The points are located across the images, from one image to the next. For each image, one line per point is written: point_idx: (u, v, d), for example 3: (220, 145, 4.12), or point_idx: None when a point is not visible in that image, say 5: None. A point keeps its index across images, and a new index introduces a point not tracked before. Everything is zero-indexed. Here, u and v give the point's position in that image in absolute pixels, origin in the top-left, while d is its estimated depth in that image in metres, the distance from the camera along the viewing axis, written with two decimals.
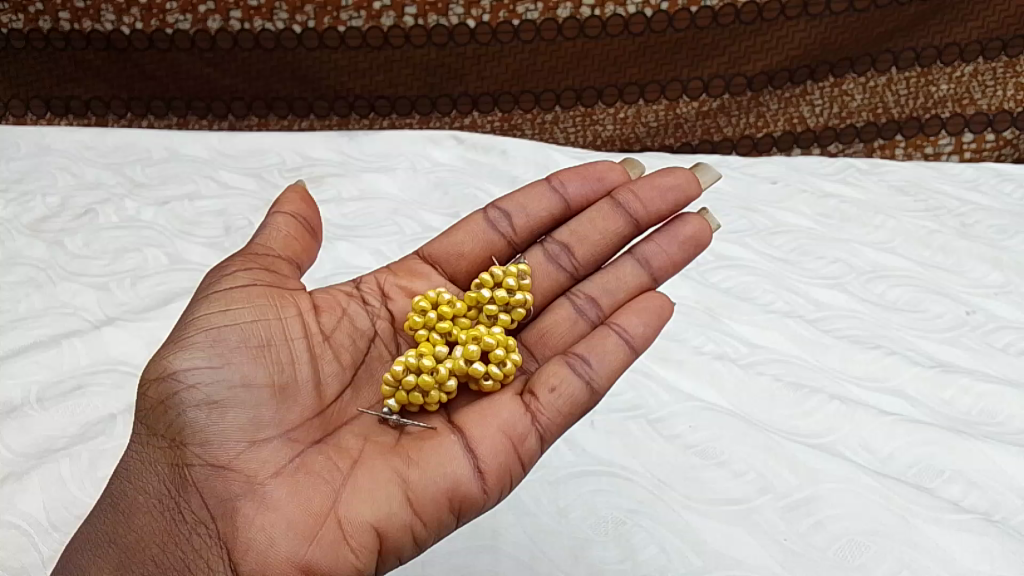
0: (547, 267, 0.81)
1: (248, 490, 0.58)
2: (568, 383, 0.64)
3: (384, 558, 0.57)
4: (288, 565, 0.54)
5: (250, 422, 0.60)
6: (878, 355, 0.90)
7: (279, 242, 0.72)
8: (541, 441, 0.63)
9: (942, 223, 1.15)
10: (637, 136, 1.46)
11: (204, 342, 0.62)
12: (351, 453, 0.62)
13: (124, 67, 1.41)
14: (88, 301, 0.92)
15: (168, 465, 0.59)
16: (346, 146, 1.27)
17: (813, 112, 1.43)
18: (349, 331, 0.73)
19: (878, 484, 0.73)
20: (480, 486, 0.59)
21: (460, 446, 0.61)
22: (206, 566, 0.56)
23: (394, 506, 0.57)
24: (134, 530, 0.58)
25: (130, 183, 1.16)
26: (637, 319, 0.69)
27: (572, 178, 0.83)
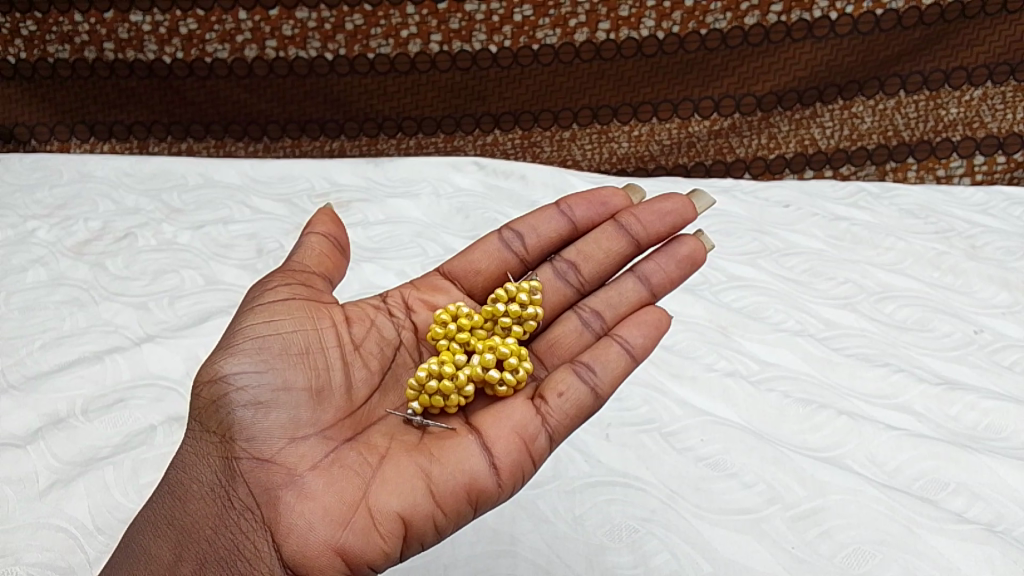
0: (555, 283, 0.86)
1: (288, 482, 0.62)
2: (574, 388, 0.69)
3: (410, 545, 0.61)
4: (324, 547, 0.58)
5: (290, 421, 0.65)
6: (886, 372, 0.92)
7: (313, 258, 0.77)
8: (550, 440, 0.66)
9: (951, 245, 1.18)
10: (651, 153, 1.50)
11: (249, 348, 0.67)
12: (378, 450, 0.67)
13: (164, 94, 1.48)
14: (128, 319, 0.97)
15: (218, 456, 0.64)
16: (372, 172, 1.32)
17: (824, 133, 1.46)
18: (377, 340, 0.78)
19: (883, 496, 0.76)
20: (495, 480, 0.63)
21: (477, 444, 0.65)
22: (252, 548, 0.60)
23: (418, 497, 0.61)
24: (188, 515, 0.62)
25: (167, 207, 1.21)
26: (638, 331, 0.74)
27: (580, 203, 0.89)
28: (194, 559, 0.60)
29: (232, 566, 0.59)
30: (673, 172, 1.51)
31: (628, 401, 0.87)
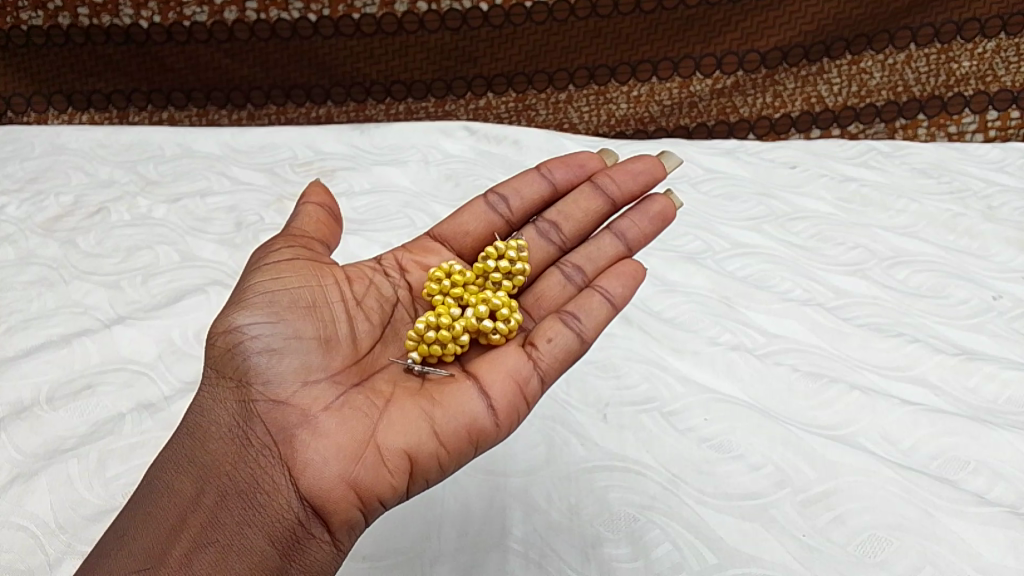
0: (539, 243, 0.83)
1: (303, 422, 0.60)
2: (563, 335, 0.68)
3: (416, 483, 0.60)
4: (338, 482, 0.57)
5: (303, 365, 0.63)
6: (900, 342, 0.87)
7: (313, 222, 0.73)
8: (543, 384, 0.66)
9: (966, 206, 1.12)
10: (651, 115, 1.44)
11: (260, 302, 0.64)
12: (383, 394, 0.65)
13: (143, 60, 1.41)
14: (99, 299, 0.92)
15: (234, 398, 0.61)
16: (357, 139, 1.26)
17: (831, 90, 1.40)
18: (376, 296, 0.75)
19: (898, 477, 0.71)
20: (493, 421, 0.62)
21: (473, 388, 0.64)
22: (271, 483, 0.58)
23: (424, 435, 0.60)
24: (207, 455, 0.59)
25: (142, 180, 1.15)
26: (617, 282, 0.73)
27: (560, 166, 0.86)
28: (215, 493, 0.57)
29: (253, 501, 0.57)
30: (674, 134, 1.45)
31: (627, 378, 0.82)
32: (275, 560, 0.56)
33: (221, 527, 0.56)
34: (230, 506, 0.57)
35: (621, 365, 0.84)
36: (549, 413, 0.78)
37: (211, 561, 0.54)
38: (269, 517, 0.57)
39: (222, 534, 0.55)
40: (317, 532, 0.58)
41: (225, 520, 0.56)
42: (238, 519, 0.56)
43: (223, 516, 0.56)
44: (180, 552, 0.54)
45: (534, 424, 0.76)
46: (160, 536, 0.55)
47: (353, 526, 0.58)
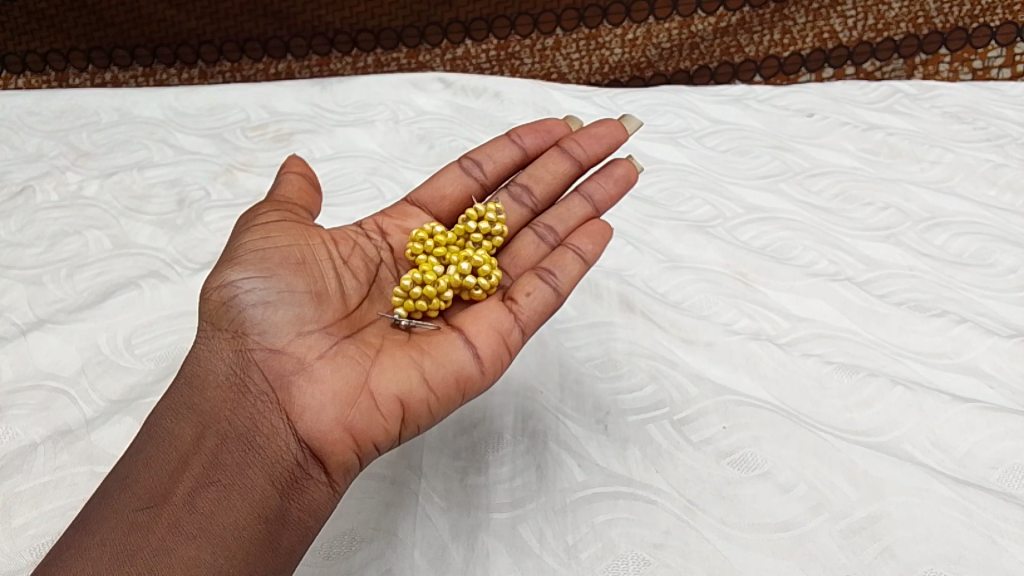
0: (511, 206, 0.73)
1: (300, 368, 0.54)
2: (539, 290, 0.61)
3: (408, 430, 0.55)
4: (336, 428, 0.52)
5: (299, 313, 0.57)
6: (944, 324, 0.75)
7: (295, 190, 0.65)
8: (524, 335, 0.60)
9: (1006, 155, 0.99)
10: (648, 59, 1.31)
11: (251, 257, 0.58)
12: (375, 343, 0.59)
13: (80, 15, 1.26)
14: (17, 299, 0.79)
15: (229, 346, 0.55)
16: (318, 96, 1.12)
17: (845, 24, 1.25)
18: (361, 257, 0.67)
19: (955, 495, 0.60)
20: (480, 368, 0.57)
21: (459, 336, 0.59)
22: (270, 428, 0.51)
23: (417, 380, 0.55)
24: (205, 400, 0.52)
25: (73, 151, 1.01)
26: (586, 237, 0.66)
27: (530, 132, 0.77)
28: (215, 435, 0.51)
29: (253, 443, 0.51)
30: (673, 79, 1.32)
31: (632, 378, 0.70)
32: (276, 502, 0.50)
33: (223, 467, 0.49)
34: (231, 447, 0.50)
35: (623, 363, 0.72)
36: (542, 425, 0.66)
37: (213, 501, 0.48)
38: (271, 460, 0.50)
39: (224, 475, 0.49)
40: (315, 474, 0.52)
41: (226, 461, 0.50)
42: (239, 465, 0.50)
43: (225, 458, 0.50)
44: (181, 493, 0.48)
45: (519, 445, 0.64)
46: (159, 477, 0.49)
47: (349, 469, 0.53)
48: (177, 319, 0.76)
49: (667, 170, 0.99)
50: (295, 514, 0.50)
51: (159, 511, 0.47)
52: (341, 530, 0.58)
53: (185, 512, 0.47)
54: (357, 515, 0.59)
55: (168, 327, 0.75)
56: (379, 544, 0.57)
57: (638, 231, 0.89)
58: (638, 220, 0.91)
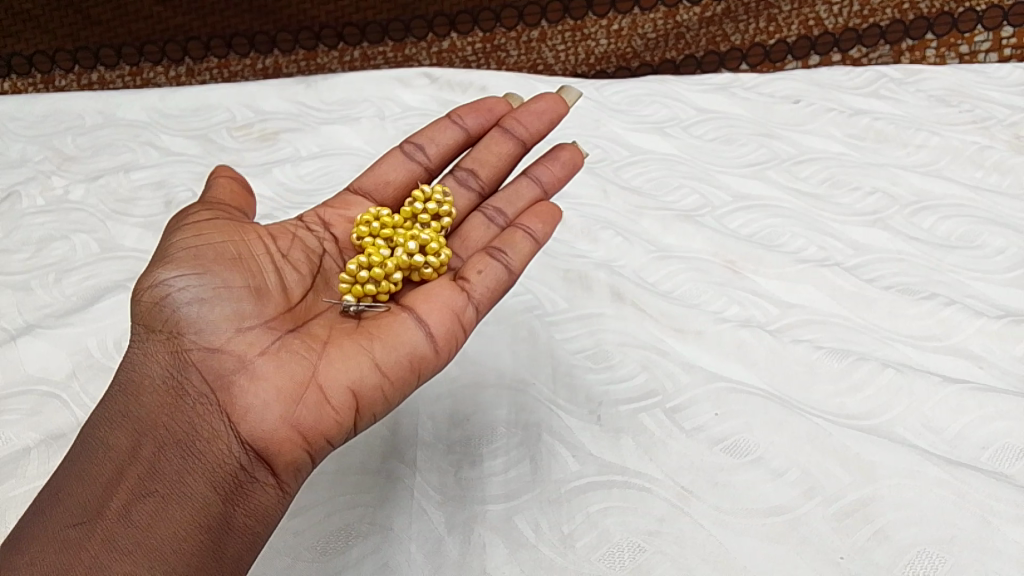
0: (458, 193, 0.74)
1: (241, 367, 0.54)
2: (492, 267, 0.62)
3: (362, 420, 0.55)
4: (282, 425, 0.52)
5: (237, 309, 0.56)
6: (934, 306, 0.76)
7: (226, 191, 0.65)
8: (479, 313, 0.61)
9: (992, 138, 1.00)
10: (634, 49, 1.31)
11: (184, 255, 0.57)
12: (320, 336, 0.59)
13: (65, 14, 1.25)
14: (5, 304, 0.79)
15: (164, 347, 0.54)
16: (302, 94, 1.12)
17: (830, 11, 1.25)
18: (302, 248, 0.67)
19: (948, 476, 0.60)
20: (435, 348, 0.58)
21: (411, 318, 0.59)
22: (210, 433, 0.51)
23: (366, 370, 0.55)
24: (140, 406, 0.52)
25: (58, 156, 1.01)
26: (535, 217, 0.66)
27: (471, 112, 0.76)
28: (152, 443, 0.50)
29: (193, 448, 0.50)
30: (660, 69, 1.33)
31: (622, 369, 0.70)
32: (219, 508, 0.50)
33: (161, 477, 0.49)
34: (170, 455, 0.50)
35: (614, 353, 0.72)
36: (535, 419, 0.66)
37: (151, 513, 0.48)
38: (212, 465, 0.50)
39: (162, 484, 0.49)
40: (261, 477, 0.51)
41: (165, 470, 0.49)
42: (178, 472, 0.50)
43: (164, 466, 0.49)
44: (118, 506, 0.48)
45: (513, 437, 0.64)
46: (95, 490, 0.49)
47: (298, 468, 0.53)
48: None
49: (655, 160, 0.99)
50: (240, 519, 0.50)
51: (93, 527, 0.47)
52: (337, 526, 0.58)
53: (121, 527, 0.47)
54: (352, 511, 0.59)
55: None
56: (374, 541, 0.57)
57: (627, 223, 0.89)
58: (627, 213, 0.91)
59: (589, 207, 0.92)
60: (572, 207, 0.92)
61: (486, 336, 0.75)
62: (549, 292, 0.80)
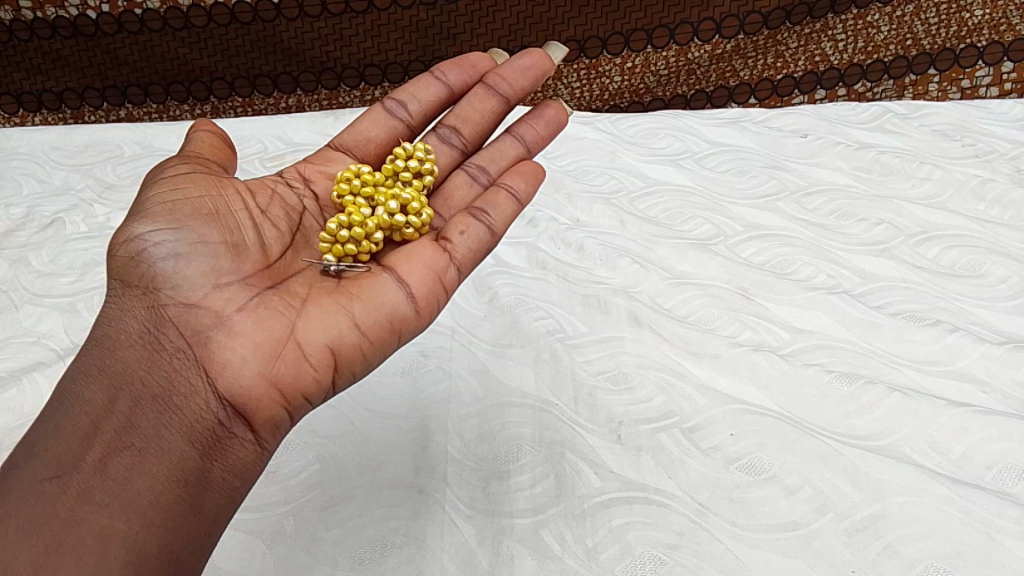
0: (441, 149, 0.83)
1: (217, 323, 0.58)
2: (474, 228, 0.67)
3: (341, 377, 0.59)
4: (258, 381, 0.55)
5: (213, 267, 0.61)
6: (939, 333, 0.79)
7: (207, 146, 0.71)
8: (459, 273, 0.66)
9: (994, 171, 1.04)
10: (646, 85, 1.41)
11: (161, 211, 0.62)
12: (299, 295, 0.63)
13: (94, 55, 1.36)
14: (53, 326, 0.83)
15: (142, 303, 0.58)
16: (331, 126, 1.17)
17: (836, 48, 1.34)
18: (281, 205, 0.73)
19: (953, 494, 0.63)
20: (414, 308, 0.62)
21: (390, 278, 0.63)
22: (187, 387, 0.55)
23: (344, 329, 0.59)
24: (118, 361, 0.56)
25: (98, 184, 1.05)
26: (518, 177, 0.73)
27: (454, 69, 0.85)
28: (129, 398, 0.54)
29: (169, 403, 0.54)
30: (671, 103, 1.43)
31: (640, 391, 0.74)
32: (195, 463, 0.53)
33: (136, 430, 0.53)
34: (146, 410, 0.54)
35: (633, 375, 0.76)
36: (559, 436, 0.69)
37: (127, 465, 0.51)
38: (188, 419, 0.54)
39: (138, 438, 0.53)
40: (239, 432, 0.55)
41: (141, 425, 0.53)
42: (154, 426, 0.53)
43: (140, 420, 0.53)
44: (93, 459, 0.52)
45: (538, 454, 0.68)
46: (73, 444, 0.53)
47: (277, 425, 0.56)
48: None
49: (670, 191, 1.04)
50: (218, 473, 0.54)
51: (70, 479, 0.51)
52: (373, 537, 0.61)
53: (97, 478, 0.51)
54: (386, 523, 0.62)
55: None
56: (408, 552, 0.60)
57: (643, 250, 0.94)
58: (643, 241, 0.95)
59: (607, 235, 0.97)
60: (589, 235, 0.96)
61: (510, 357, 0.78)
62: (569, 316, 0.84)
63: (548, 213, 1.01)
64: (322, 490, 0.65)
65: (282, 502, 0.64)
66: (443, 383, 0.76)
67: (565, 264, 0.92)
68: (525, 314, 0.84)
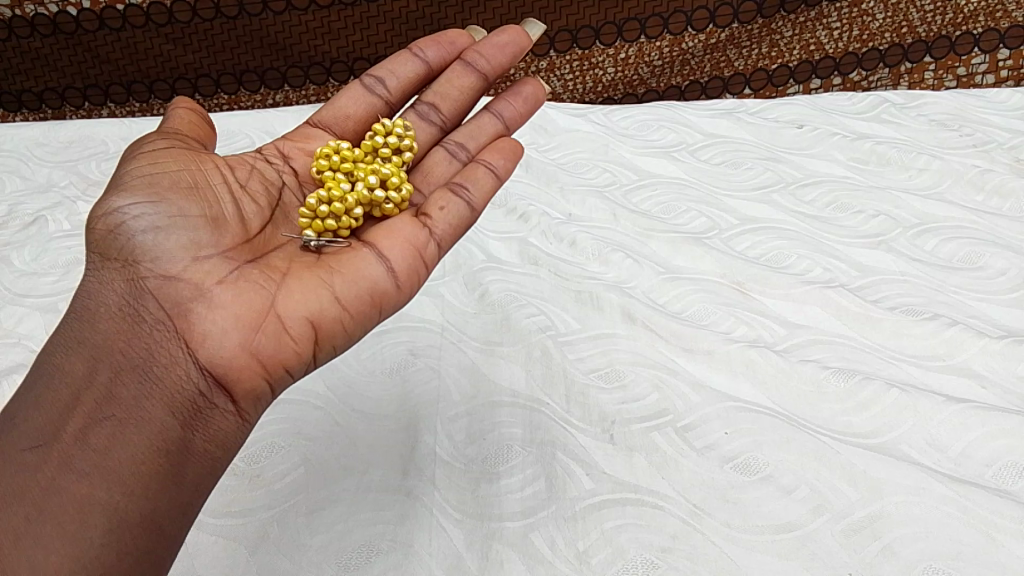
0: (420, 126, 0.81)
1: (197, 295, 0.57)
2: (454, 205, 0.68)
3: (322, 351, 0.58)
4: (239, 352, 0.54)
5: (192, 239, 0.60)
6: (938, 327, 0.77)
7: (186, 123, 0.70)
8: (439, 248, 0.66)
9: (993, 160, 1.02)
10: (640, 76, 1.40)
11: (139, 184, 0.61)
12: (280, 268, 0.62)
13: (74, 53, 1.37)
14: (35, 326, 0.81)
15: (121, 276, 0.57)
16: None
17: (831, 36, 1.33)
18: (260, 180, 0.72)
19: (952, 493, 0.61)
20: (394, 283, 0.61)
21: (371, 253, 0.63)
22: (167, 358, 0.54)
23: (325, 302, 0.58)
24: (98, 333, 0.55)
25: (83, 180, 1.04)
26: (498, 154, 0.73)
27: (433, 45, 0.82)
28: (109, 369, 0.53)
29: (150, 373, 0.53)
30: (665, 94, 1.42)
31: (634, 389, 0.72)
32: (177, 433, 0.52)
33: (117, 401, 0.52)
34: (126, 380, 0.52)
35: (626, 372, 0.74)
36: (549, 437, 0.68)
37: (108, 436, 0.50)
38: (169, 390, 0.53)
39: (118, 408, 0.51)
40: (220, 403, 0.54)
41: (121, 395, 0.52)
42: (134, 396, 0.52)
43: (120, 391, 0.52)
44: (74, 431, 0.50)
45: (529, 454, 0.67)
46: (54, 415, 0.51)
47: (258, 397, 0.55)
48: None
49: (664, 184, 1.02)
50: (200, 443, 0.52)
51: (50, 450, 0.50)
52: (359, 542, 0.60)
53: (78, 449, 0.50)
54: (373, 528, 0.61)
55: None
56: (395, 558, 0.59)
57: (637, 245, 0.92)
58: (636, 235, 0.94)
59: (600, 229, 0.95)
60: (582, 229, 0.95)
61: (501, 356, 0.77)
62: (562, 312, 0.82)
63: (540, 207, 0.99)
64: (308, 493, 0.63)
65: (266, 507, 0.62)
66: (433, 382, 0.74)
67: (557, 260, 0.90)
68: (517, 310, 0.82)
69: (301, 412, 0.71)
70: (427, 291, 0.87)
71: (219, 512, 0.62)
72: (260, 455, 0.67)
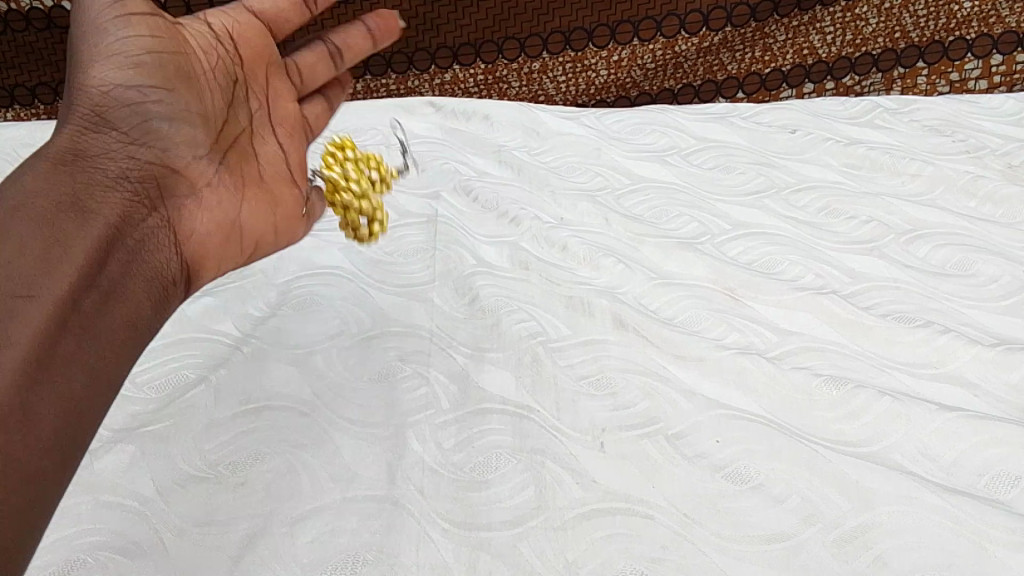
0: (314, 50, 0.82)
1: (120, 208, 0.60)
2: (261, 163, 0.75)
3: (185, 283, 0.66)
4: (149, 276, 0.60)
5: (123, 155, 0.62)
6: (929, 334, 0.77)
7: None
8: (269, 207, 0.74)
9: (985, 166, 1.02)
10: (633, 79, 1.38)
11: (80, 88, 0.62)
12: (188, 191, 0.67)
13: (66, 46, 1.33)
14: None
15: (53, 171, 0.59)
16: None
17: (824, 40, 1.33)
18: (202, 63, 0.70)
19: (945, 504, 0.61)
20: (222, 231, 0.69)
21: (235, 206, 0.70)
22: (94, 255, 0.56)
23: (194, 248, 0.67)
24: (32, 207, 0.55)
25: None
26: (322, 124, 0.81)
27: (375, 15, 0.85)
28: (42, 245, 0.54)
29: (79, 262, 0.55)
30: (659, 98, 1.40)
31: (625, 396, 0.72)
32: (99, 325, 0.55)
33: (48, 277, 0.53)
34: (57, 260, 0.54)
35: (617, 379, 0.73)
36: (539, 444, 0.67)
37: (40, 310, 0.51)
38: (91, 283, 0.55)
39: (49, 285, 0.52)
40: (133, 305, 0.58)
41: (55, 274, 0.53)
42: (66, 276, 0.53)
43: (51, 268, 0.53)
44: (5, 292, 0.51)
45: (518, 463, 0.66)
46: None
47: (160, 307, 0.61)
48: (178, 348, 0.78)
49: (656, 188, 1.02)
50: (110, 335, 0.55)
51: None
52: (346, 553, 0.59)
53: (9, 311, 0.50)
54: (359, 537, 0.60)
55: (166, 355, 0.77)
56: (381, 569, 0.58)
57: (628, 249, 0.92)
58: (628, 240, 0.93)
59: (590, 234, 0.95)
60: (572, 233, 0.94)
61: (490, 362, 0.76)
62: (552, 318, 0.82)
63: (532, 211, 0.99)
64: (294, 503, 0.62)
65: (251, 518, 0.61)
66: (421, 389, 0.73)
67: (547, 264, 0.90)
68: (507, 316, 0.81)
69: (287, 420, 0.70)
70: (417, 296, 0.86)
71: (203, 522, 0.61)
72: (245, 463, 0.66)
